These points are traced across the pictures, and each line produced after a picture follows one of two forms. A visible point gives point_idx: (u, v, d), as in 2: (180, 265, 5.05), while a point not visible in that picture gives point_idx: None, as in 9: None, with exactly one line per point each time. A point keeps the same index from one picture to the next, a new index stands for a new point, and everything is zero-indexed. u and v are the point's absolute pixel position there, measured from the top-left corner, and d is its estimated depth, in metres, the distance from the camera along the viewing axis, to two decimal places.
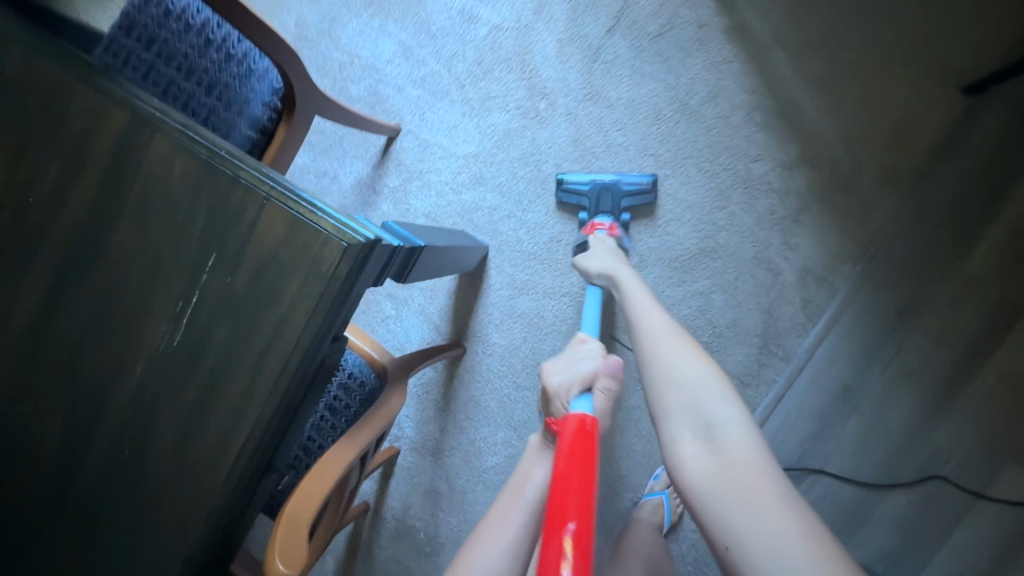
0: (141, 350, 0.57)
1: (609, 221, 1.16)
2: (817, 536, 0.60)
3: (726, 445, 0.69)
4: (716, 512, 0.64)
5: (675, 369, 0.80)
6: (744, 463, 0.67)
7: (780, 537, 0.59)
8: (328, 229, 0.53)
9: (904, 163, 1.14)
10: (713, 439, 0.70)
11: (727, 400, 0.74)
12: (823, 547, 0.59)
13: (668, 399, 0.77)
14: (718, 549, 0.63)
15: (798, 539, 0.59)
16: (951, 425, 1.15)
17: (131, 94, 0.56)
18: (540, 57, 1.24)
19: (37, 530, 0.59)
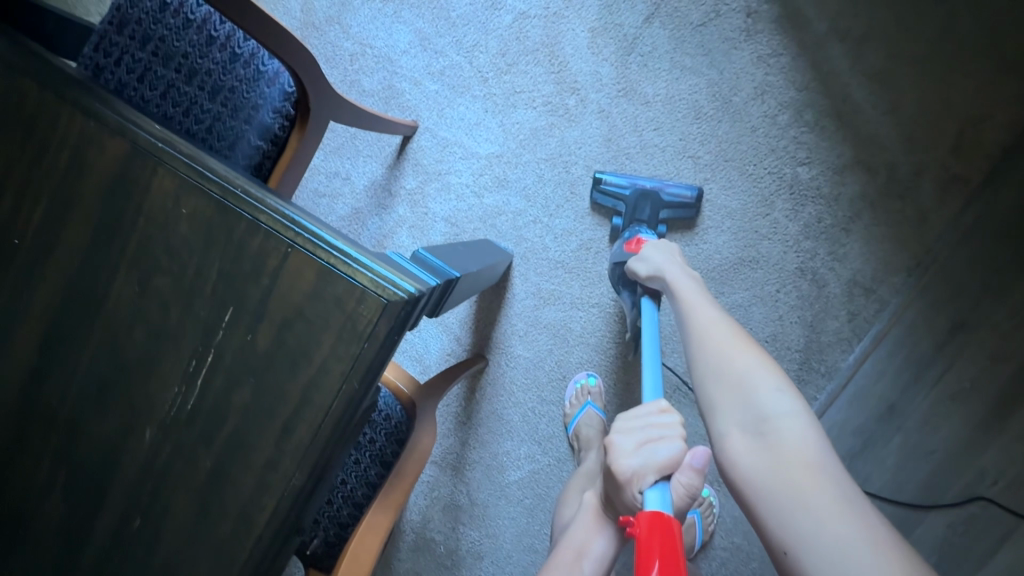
0: (153, 413, 0.51)
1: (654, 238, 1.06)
2: (888, 543, 0.54)
3: (782, 441, 0.62)
4: (776, 517, 0.58)
5: (720, 357, 0.71)
6: (803, 461, 0.60)
7: (847, 547, 0.54)
8: (364, 284, 0.46)
9: (976, 171, 1.07)
10: (768, 436, 0.63)
11: (781, 389, 0.66)
12: (895, 556, 0.53)
13: (715, 393, 0.69)
14: (778, 557, 0.58)
15: (869, 547, 0.53)
16: (1002, 445, 1.05)
17: (136, 123, 0.49)
18: (570, 48, 1.15)
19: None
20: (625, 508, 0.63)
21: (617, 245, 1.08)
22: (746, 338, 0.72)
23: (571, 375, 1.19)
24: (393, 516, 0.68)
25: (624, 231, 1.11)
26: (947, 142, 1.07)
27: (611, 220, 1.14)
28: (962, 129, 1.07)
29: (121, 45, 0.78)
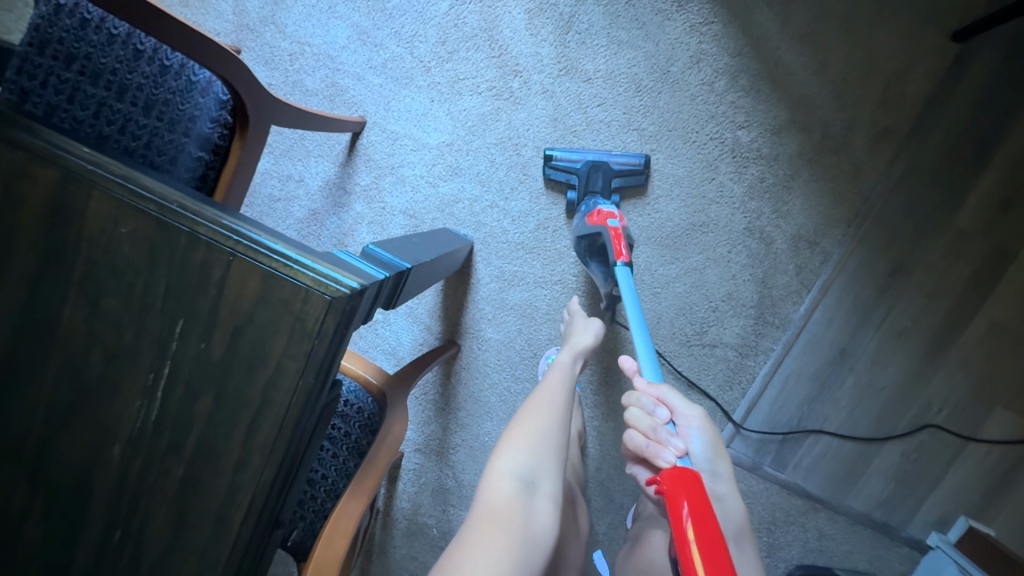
0: (120, 428, 0.52)
1: (614, 207, 1.09)
2: None
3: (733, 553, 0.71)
4: None
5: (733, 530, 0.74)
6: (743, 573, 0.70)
7: None
8: (307, 283, 0.47)
9: (902, 121, 1.13)
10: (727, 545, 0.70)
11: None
12: None
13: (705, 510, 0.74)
14: None
15: None
16: (942, 376, 1.19)
17: (60, 147, 0.49)
18: (509, 31, 1.15)
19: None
20: (656, 441, 0.72)
21: (577, 219, 1.12)
22: (752, 531, 0.75)
23: (541, 352, 1.24)
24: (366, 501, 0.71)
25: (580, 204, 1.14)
26: (875, 95, 1.12)
27: (566, 195, 1.17)
28: (889, 82, 1.12)
29: (43, 66, 0.75)
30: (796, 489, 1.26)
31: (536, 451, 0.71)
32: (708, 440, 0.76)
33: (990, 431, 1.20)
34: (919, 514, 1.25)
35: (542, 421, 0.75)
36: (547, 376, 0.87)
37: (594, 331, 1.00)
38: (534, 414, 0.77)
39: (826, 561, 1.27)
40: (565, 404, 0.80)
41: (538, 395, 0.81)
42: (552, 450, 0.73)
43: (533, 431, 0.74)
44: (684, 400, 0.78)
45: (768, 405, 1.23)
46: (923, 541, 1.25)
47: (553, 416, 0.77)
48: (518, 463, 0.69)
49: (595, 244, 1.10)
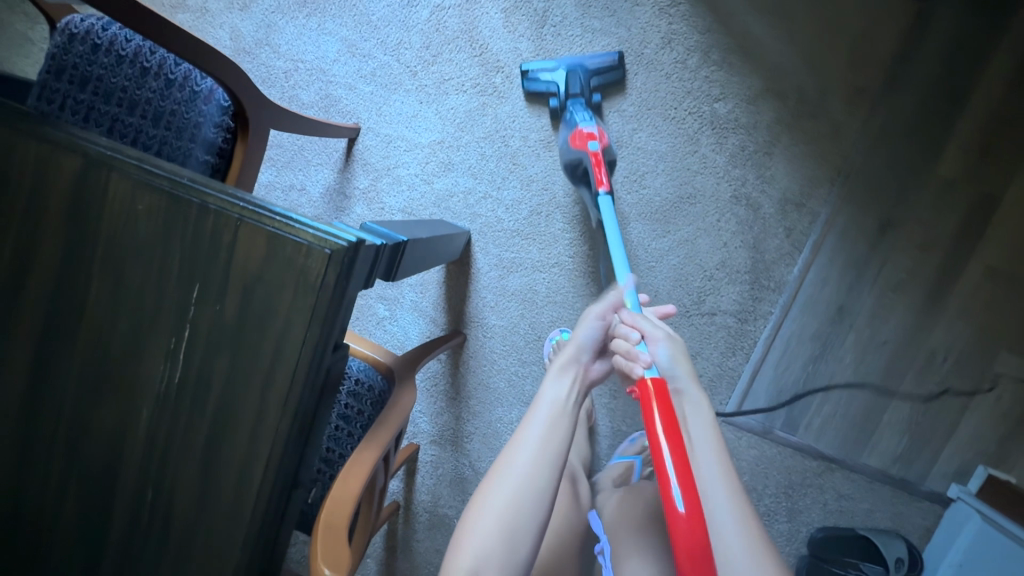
0: (145, 394, 0.57)
1: (595, 127, 1.13)
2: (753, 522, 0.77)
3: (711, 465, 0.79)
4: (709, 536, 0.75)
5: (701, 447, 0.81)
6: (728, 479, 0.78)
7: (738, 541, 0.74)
8: (309, 239, 0.52)
9: (874, 79, 1.16)
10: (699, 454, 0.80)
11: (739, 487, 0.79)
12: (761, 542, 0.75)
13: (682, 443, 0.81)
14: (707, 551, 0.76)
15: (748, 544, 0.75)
16: (944, 325, 1.20)
17: (80, 137, 0.54)
18: (487, 30, 1.21)
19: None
20: (631, 359, 0.83)
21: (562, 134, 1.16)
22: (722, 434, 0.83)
23: (545, 335, 1.27)
24: (378, 451, 0.69)
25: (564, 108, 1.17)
26: (844, 58, 1.16)
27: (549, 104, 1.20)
28: (856, 43, 1.16)
29: (62, 90, 0.84)
30: (810, 450, 1.27)
31: (491, 538, 0.73)
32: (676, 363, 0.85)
33: (999, 377, 1.20)
34: (937, 467, 1.26)
35: (506, 499, 0.75)
36: (527, 422, 0.83)
37: (582, 346, 0.89)
38: (499, 487, 0.76)
39: (846, 521, 1.28)
40: (536, 471, 0.77)
41: (511, 455, 0.79)
42: (510, 534, 0.73)
43: (491, 515, 0.74)
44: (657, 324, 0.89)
45: (772, 368, 1.25)
46: (943, 494, 1.26)
47: (520, 493, 0.76)
48: (473, 550, 0.73)
49: (579, 170, 1.14)
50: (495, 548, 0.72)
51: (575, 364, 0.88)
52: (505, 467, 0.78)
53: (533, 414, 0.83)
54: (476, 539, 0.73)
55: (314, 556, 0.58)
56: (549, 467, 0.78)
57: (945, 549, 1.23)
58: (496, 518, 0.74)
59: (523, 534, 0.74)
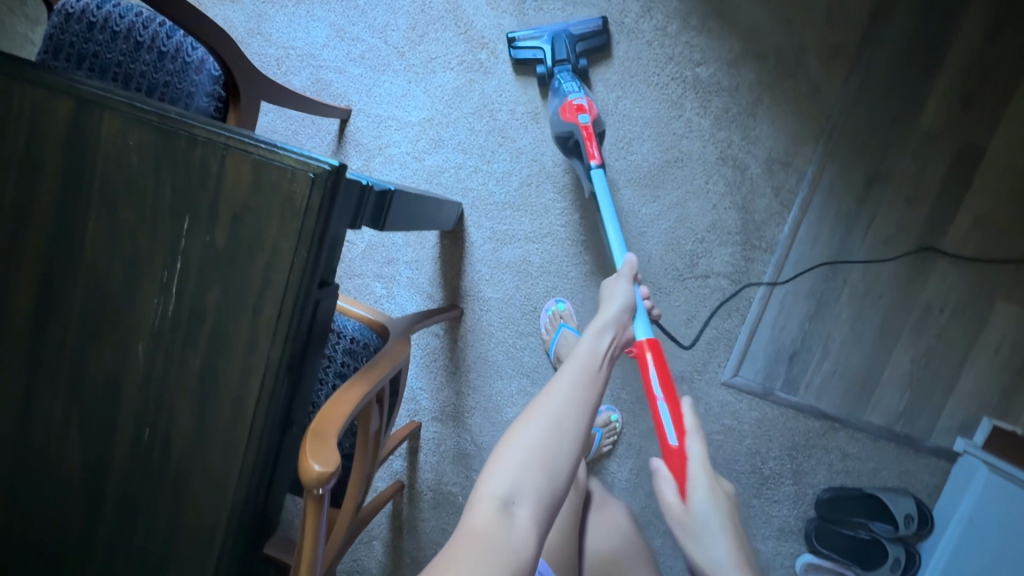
0: (142, 327, 0.59)
1: (584, 98, 1.14)
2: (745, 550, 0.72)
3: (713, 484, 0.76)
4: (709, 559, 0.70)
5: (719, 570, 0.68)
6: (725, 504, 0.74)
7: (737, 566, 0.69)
8: (293, 164, 0.54)
9: (852, 36, 1.18)
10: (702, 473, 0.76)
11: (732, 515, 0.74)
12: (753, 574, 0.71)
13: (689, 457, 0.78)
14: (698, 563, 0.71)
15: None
16: (939, 277, 1.20)
17: (73, 81, 0.57)
18: (471, 9, 1.25)
19: (91, 512, 0.63)
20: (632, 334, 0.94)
21: (551, 104, 1.18)
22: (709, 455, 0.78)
23: (541, 305, 1.29)
24: (375, 383, 0.69)
25: (552, 75, 1.20)
26: (820, 17, 1.18)
27: (537, 71, 1.22)
28: (832, 1, 1.18)
29: (61, 68, 0.87)
30: (812, 410, 1.27)
31: (529, 467, 0.69)
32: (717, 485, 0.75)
33: (997, 327, 1.20)
34: (941, 422, 1.24)
35: (546, 433, 0.72)
36: (564, 366, 0.80)
37: (620, 309, 0.92)
38: (540, 420, 0.73)
39: (853, 481, 1.27)
40: (574, 409, 0.75)
41: (551, 392, 0.76)
42: (548, 466, 0.70)
43: (530, 447, 0.71)
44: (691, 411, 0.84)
45: (768, 328, 1.25)
46: (949, 449, 1.25)
47: (560, 429, 0.72)
48: (509, 477, 0.68)
49: (569, 142, 1.15)
50: (532, 478, 0.69)
51: (612, 326, 0.88)
52: (544, 403, 0.75)
53: (572, 360, 0.81)
54: (511, 467, 0.69)
55: (304, 456, 0.56)
56: (584, 411, 0.76)
57: (954, 504, 1.22)
58: (534, 449, 0.70)
59: (559, 469, 0.71)
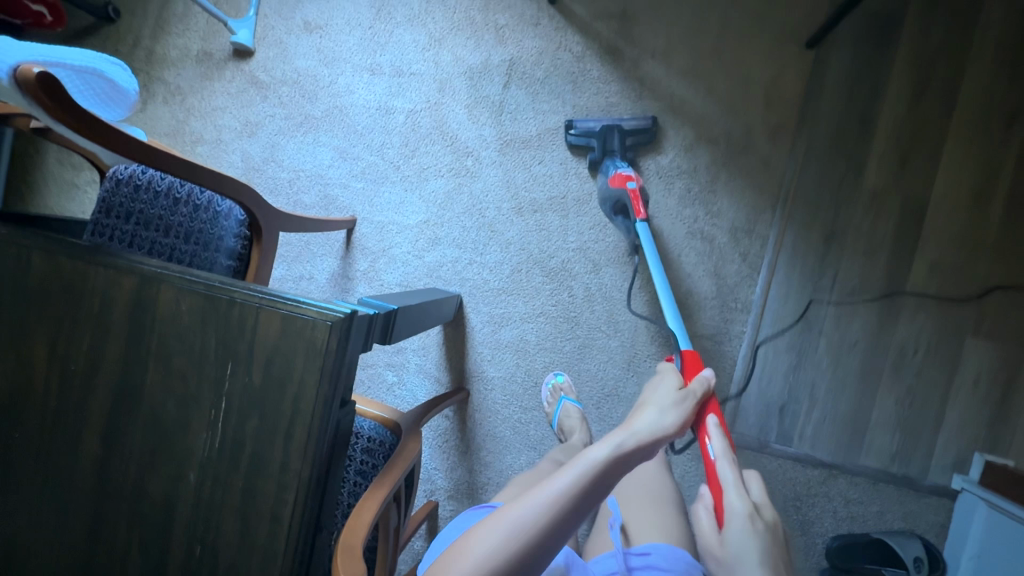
0: (192, 458, 0.70)
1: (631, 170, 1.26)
2: None
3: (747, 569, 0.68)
4: None
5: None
6: None
7: None
8: (314, 316, 0.66)
9: (790, 117, 1.33)
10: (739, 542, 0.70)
11: None
12: None
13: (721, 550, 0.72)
14: None
15: None
16: (906, 321, 1.29)
17: (136, 261, 0.70)
18: (455, 124, 1.42)
19: None
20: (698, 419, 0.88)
21: (602, 182, 1.30)
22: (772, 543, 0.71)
23: (541, 380, 1.38)
24: (390, 488, 0.80)
25: (603, 162, 1.32)
26: (760, 103, 1.34)
27: (589, 155, 1.35)
28: (767, 89, 1.33)
29: (112, 225, 1.03)
30: (809, 459, 1.32)
31: (502, 554, 0.66)
32: (763, 535, 0.71)
33: (971, 363, 1.27)
34: (936, 460, 1.29)
35: (518, 546, 0.66)
36: (564, 474, 0.71)
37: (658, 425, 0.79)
38: (521, 515, 0.68)
39: (860, 527, 1.30)
40: (571, 513, 0.69)
41: (554, 486, 0.70)
42: (521, 558, 0.66)
43: (495, 560, 0.65)
44: (715, 419, 0.85)
45: (755, 383, 1.34)
46: (948, 487, 1.29)
47: (535, 548, 0.67)
48: (472, 565, 0.65)
49: (618, 206, 1.28)
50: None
51: (643, 445, 0.75)
52: (544, 490, 0.70)
53: (571, 469, 0.72)
54: (480, 555, 0.65)
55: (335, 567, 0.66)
56: (574, 510, 0.69)
57: (962, 541, 1.24)
58: (494, 567, 0.64)
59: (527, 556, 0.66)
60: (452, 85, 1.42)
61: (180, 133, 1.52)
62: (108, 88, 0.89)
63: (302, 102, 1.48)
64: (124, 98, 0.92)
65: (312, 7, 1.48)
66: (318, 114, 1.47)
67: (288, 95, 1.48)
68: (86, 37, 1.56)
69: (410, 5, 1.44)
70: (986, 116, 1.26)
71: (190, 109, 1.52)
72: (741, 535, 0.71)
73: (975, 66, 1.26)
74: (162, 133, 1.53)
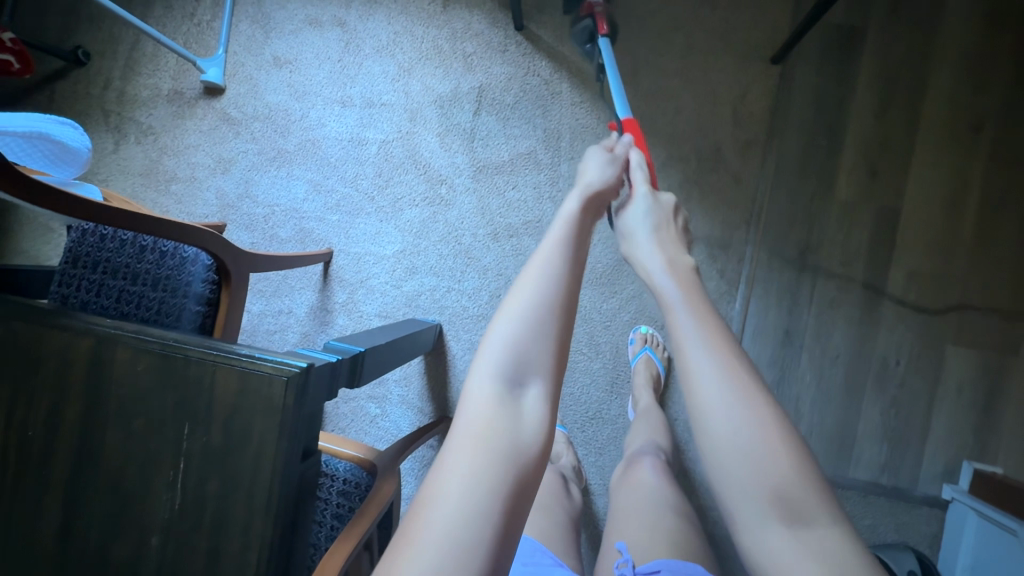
0: (153, 521, 0.68)
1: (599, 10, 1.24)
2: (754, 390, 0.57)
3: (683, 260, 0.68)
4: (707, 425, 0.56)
5: (694, 339, 0.59)
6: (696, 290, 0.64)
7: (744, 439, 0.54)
8: (270, 371, 0.66)
9: (759, 133, 1.33)
10: (669, 239, 0.71)
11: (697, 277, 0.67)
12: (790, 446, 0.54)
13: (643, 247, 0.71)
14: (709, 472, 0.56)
15: (763, 435, 0.54)
16: (886, 331, 1.28)
17: (91, 323, 0.70)
18: (428, 152, 1.42)
19: None
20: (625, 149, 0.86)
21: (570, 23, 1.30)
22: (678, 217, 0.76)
23: None
24: (357, 540, 0.79)
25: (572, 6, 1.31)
26: (728, 120, 1.34)
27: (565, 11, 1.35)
28: (735, 106, 1.34)
29: (78, 275, 1.01)
30: None
31: (526, 345, 0.60)
32: (659, 207, 0.75)
33: (953, 371, 1.27)
34: (925, 470, 1.28)
35: (536, 323, 0.61)
36: (551, 235, 0.67)
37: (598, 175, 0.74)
38: (516, 310, 0.61)
39: None
40: (555, 286, 0.62)
41: (527, 276, 0.64)
42: (542, 346, 0.60)
43: (523, 339, 0.60)
44: (639, 151, 0.82)
45: None
46: (939, 497, 1.27)
47: (555, 297, 0.62)
48: (494, 364, 0.60)
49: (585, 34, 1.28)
50: (538, 354, 0.60)
51: (596, 195, 0.72)
52: (523, 285, 0.63)
53: (556, 227, 0.67)
54: (495, 358, 0.60)
55: None
56: (560, 283, 0.63)
57: (956, 552, 1.23)
58: (521, 353, 0.60)
59: (542, 340, 0.60)
60: (423, 114, 1.42)
61: (153, 173, 1.52)
62: (57, 149, 0.89)
63: (274, 137, 1.48)
64: (76, 158, 0.91)
65: (281, 43, 1.49)
66: (291, 148, 1.47)
67: (260, 130, 1.48)
68: (57, 80, 1.56)
69: (378, 36, 1.45)
70: (953, 125, 1.27)
71: (163, 148, 1.52)
72: (647, 215, 0.74)
73: (938, 76, 1.27)
74: (135, 173, 1.53)
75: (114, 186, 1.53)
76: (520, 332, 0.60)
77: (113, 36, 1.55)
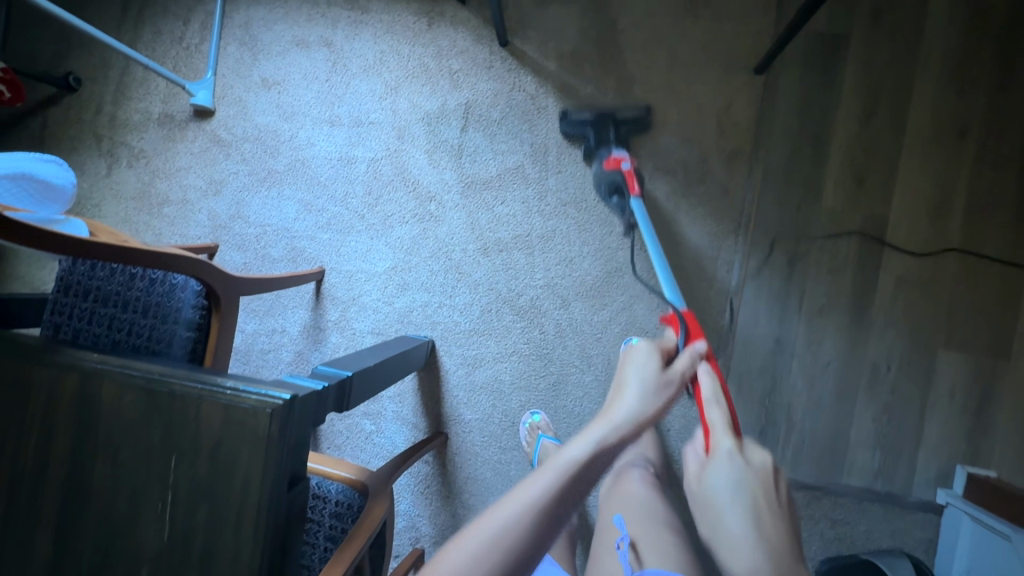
0: (143, 553, 0.69)
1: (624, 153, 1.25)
2: None
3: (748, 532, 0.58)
4: None
5: None
6: None
7: None
8: (255, 403, 0.66)
9: (744, 143, 1.34)
10: (751, 509, 0.60)
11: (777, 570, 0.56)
12: None
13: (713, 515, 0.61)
14: None
15: None
16: (876, 338, 1.29)
17: (78, 358, 0.70)
18: (417, 169, 1.43)
19: None
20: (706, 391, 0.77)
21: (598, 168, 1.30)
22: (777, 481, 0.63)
23: (518, 419, 1.38)
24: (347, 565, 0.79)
25: (598, 152, 1.33)
26: (713, 131, 1.35)
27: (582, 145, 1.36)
28: (720, 117, 1.35)
29: (69, 303, 1.01)
30: (791, 482, 1.31)
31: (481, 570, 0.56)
32: (746, 470, 0.64)
33: (944, 376, 1.27)
34: (919, 476, 1.28)
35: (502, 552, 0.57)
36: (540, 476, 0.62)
37: (634, 399, 0.70)
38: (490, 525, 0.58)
39: (849, 548, 1.28)
40: (540, 527, 0.58)
41: (513, 498, 0.60)
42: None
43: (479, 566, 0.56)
44: (708, 368, 0.77)
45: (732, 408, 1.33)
46: (934, 502, 1.27)
47: (516, 564, 0.57)
48: None
49: (613, 186, 1.29)
50: None
51: (621, 436, 0.66)
52: (505, 509, 0.59)
53: (546, 473, 0.62)
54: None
55: None
56: (540, 519, 0.58)
57: (952, 558, 1.23)
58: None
59: (505, 571, 0.56)
60: (411, 132, 1.44)
61: (146, 196, 1.53)
62: (43, 189, 0.89)
63: (265, 157, 1.49)
64: (60, 195, 0.90)
65: (269, 64, 1.50)
66: (281, 168, 1.48)
67: (250, 151, 1.50)
68: (49, 106, 1.58)
69: (365, 55, 1.46)
70: (937, 131, 1.27)
71: (154, 171, 1.53)
72: (727, 478, 0.63)
73: (921, 82, 1.28)
74: (128, 197, 1.54)
75: (108, 210, 1.55)
76: (483, 556, 0.56)
77: (103, 61, 1.57)
